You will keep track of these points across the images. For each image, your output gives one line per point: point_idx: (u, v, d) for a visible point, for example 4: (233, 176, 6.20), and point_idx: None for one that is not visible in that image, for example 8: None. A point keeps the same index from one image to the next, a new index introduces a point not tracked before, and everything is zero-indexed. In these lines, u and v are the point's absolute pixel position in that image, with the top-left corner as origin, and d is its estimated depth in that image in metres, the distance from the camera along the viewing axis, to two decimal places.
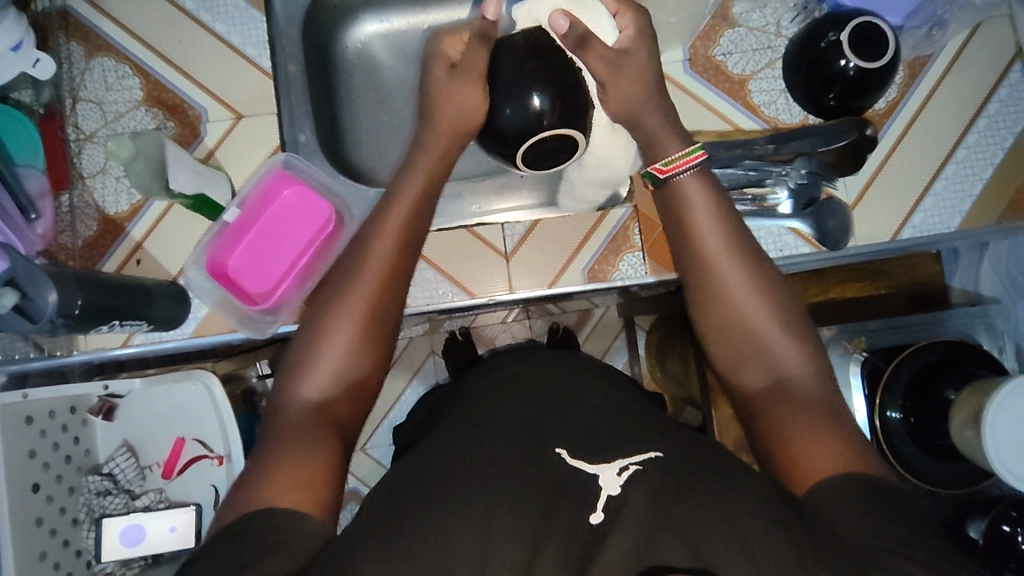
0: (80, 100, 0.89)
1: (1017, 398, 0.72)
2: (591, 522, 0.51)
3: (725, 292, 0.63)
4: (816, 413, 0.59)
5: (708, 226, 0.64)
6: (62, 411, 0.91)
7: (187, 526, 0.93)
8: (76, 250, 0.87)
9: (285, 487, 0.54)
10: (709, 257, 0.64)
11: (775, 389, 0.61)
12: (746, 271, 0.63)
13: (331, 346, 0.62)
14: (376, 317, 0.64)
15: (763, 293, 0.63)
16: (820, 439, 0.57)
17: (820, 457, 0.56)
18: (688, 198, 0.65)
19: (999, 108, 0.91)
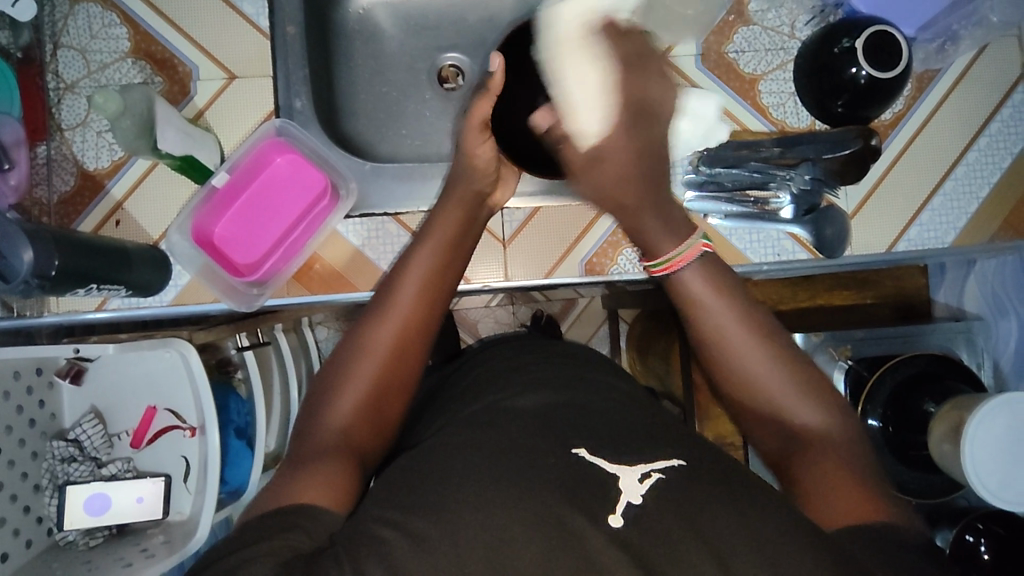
0: (61, 46, 0.83)
1: (997, 417, 0.73)
2: (611, 526, 0.48)
3: (742, 367, 0.66)
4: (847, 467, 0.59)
5: (715, 304, 0.67)
6: (27, 372, 0.86)
7: (155, 498, 0.90)
8: (52, 206, 0.82)
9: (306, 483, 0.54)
10: (723, 336, 0.66)
11: (786, 436, 0.64)
12: (756, 335, 0.66)
13: (366, 353, 0.64)
14: (414, 328, 0.66)
15: (780, 361, 0.65)
16: (850, 488, 0.56)
17: (839, 500, 0.55)
18: (697, 289, 0.68)
19: (1000, 128, 0.92)
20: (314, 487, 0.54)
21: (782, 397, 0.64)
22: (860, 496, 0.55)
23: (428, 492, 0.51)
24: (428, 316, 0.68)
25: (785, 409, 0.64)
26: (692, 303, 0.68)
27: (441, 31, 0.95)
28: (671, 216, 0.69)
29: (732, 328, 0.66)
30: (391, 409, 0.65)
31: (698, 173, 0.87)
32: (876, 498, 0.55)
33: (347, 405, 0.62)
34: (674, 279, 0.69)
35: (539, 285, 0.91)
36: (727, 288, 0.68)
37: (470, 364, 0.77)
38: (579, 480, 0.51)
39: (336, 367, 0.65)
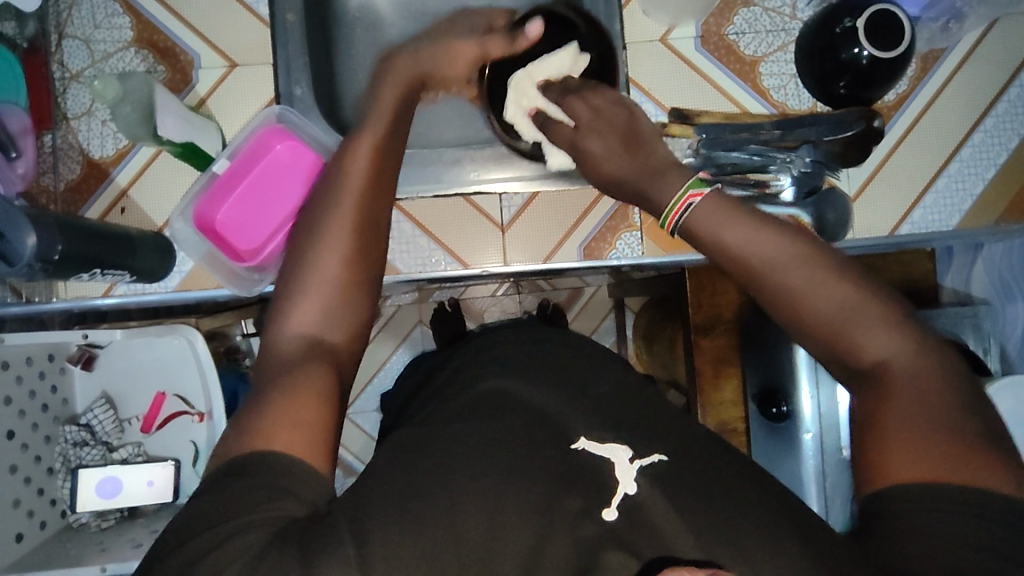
0: (66, 36, 0.84)
1: (1003, 397, 0.69)
2: (606, 518, 0.51)
3: (787, 299, 0.54)
4: (928, 404, 0.47)
5: (741, 234, 0.57)
6: (40, 357, 0.86)
7: (165, 480, 0.91)
8: (58, 194, 0.84)
9: (290, 428, 0.49)
10: (766, 272, 0.55)
11: (860, 378, 0.51)
12: (797, 255, 0.55)
13: (319, 270, 0.56)
14: (362, 223, 0.58)
15: (838, 283, 0.53)
16: (926, 426, 0.46)
17: (912, 459, 0.45)
18: (712, 227, 0.58)
19: (1007, 108, 0.90)
20: (283, 429, 0.48)
21: (847, 326, 0.52)
22: (954, 463, 0.44)
23: (430, 469, 0.52)
24: (376, 206, 0.60)
25: (850, 337, 0.52)
26: (712, 236, 0.58)
27: (440, 18, 0.95)
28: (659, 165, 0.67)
29: (765, 259, 0.55)
30: (344, 349, 0.56)
31: (697, 156, 0.86)
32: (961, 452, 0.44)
33: (310, 381, 0.52)
34: (689, 222, 0.60)
35: (538, 270, 0.92)
36: (755, 217, 0.58)
37: (466, 347, 0.76)
38: (576, 470, 0.54)
39: (267, 351, 0.54)
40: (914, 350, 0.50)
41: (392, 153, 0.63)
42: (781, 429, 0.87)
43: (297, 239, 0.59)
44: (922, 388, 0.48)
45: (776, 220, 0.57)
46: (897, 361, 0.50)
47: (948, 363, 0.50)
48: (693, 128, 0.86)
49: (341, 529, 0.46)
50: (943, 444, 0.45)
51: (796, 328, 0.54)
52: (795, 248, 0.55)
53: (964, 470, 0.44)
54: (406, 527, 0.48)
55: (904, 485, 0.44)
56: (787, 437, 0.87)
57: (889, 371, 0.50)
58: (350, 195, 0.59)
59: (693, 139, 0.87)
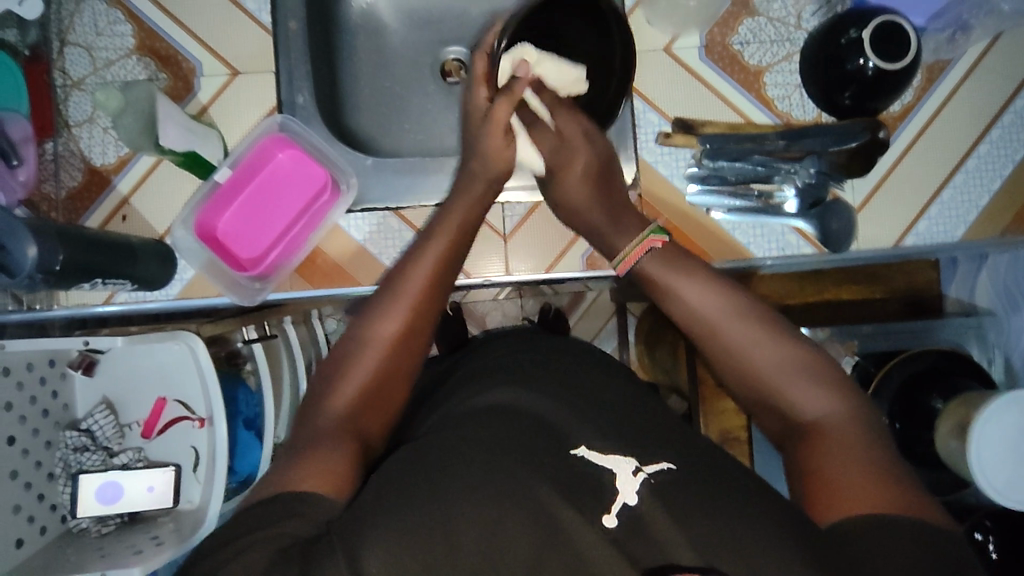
0: (68, 44, 0.84)
1: (1008, 411, 0.68)
2: (607, 526, 0.49)
3: (728, 349, 0.61)
4: (858, 453, 0.53)
5: (692, 288, 0.64)
6: (40, 363, 0.86)
7: (165, 487, 0.90)
8: (59, 201, 0.83)
9: (311, 467, 0.54)
10: (713, 323, 0.62)
11: (793, 427, 0.57)
12: (739, 311, 0.62)
13: (378, 329, 0.63)
14: (424, 308, 0.65)
15: (774, 338, 0.61)
16: (860, 469, 0.51)
17: (858, 491, 0.50)
18: (663, 279, 0.66)
19: (1013, 119, 0.90)
20: (310, 473, 0.53)
21: (781, 377, 0.59)
22: (887, 495, 0.49)
23: (428, 483, 0.51)
24: (435, 296, 0.65)
25: (783, 390, 0.58)
26: (663, 287, 0.66)
27: (443, 26, 0.94)
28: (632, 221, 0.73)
29: (710, 310, 0.63)
30: (370, 415, 0.61)
31: (701, 167, 0.87)
32: (892, 489, 0.50)
33: (351, 391, 0.60)
34: (644, 272, 0.68)
35: (541, 279, 0.91)
36: (703, 273, 0.66)
37: (468, 356, 0.76)
38: (578, 479, 0.52)
39: (346, 350, 0.63)
40: (843, 408, 0.56)
41: (461, 248, 0.70)
42: None
43: (364, 313, 0.66)
44: (852, 439, 0.54)
45: (722, 279, 0.65)
46: (827, 414, 0.56)
47: (873, 423, 0.56)
48: (697, 138, 0.87)
49: (337, 550, 0.46)
50: (891, 486, 0.50)
51: (737, 376, 0.61)
52: (736, 304, 0.63)
53: (899, 501, 0.49)
54: (406, 542, 0.47)
55: (854, 513, 0.49)
56: None
57: (821, 423, 0.56)
58: (414, 286, 0.65)
59: (696, 150, 0.88)
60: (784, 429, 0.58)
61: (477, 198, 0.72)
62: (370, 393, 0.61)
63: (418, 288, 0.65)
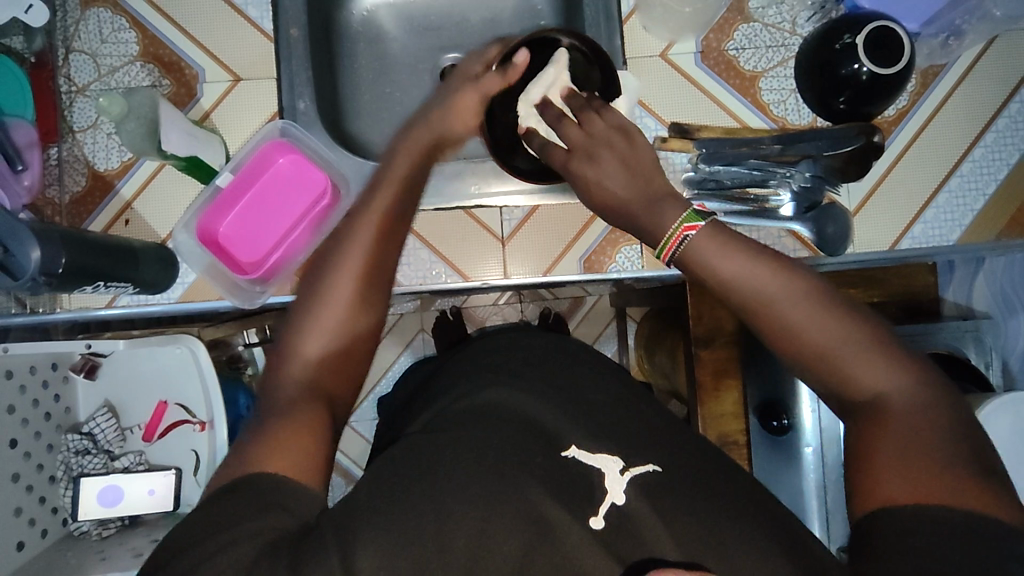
0: (72, 50, 0.86)
1: (1005, 414, 0.69)
2: (592, 527, 0.51)
3: (786, 333, 0.56)
4: (933, 438, 0.49)
5: (742, 267, 0.58)
6: (43, 366, 0.87)
7: (165, 490, 0.92)
8: (63, 206, 0.85)
9: (274, 447, 0.52)
10: (770, 305, 0.57)
11: (867, 413, 0.53)
12: (798, 289, 0.56)
13: (313, 326, 0.59)
14: (366, 281, 0.60)
15: (836, 317, 0.55)
16: (930, 463, 0.48)
17: (908, 486, 0.47)
18: (713, 259, 0.58)
19: (1008, 123, 0.90)
20: (276, 457, 0.51)
21: (848, 355, 0.54)
22: (940, 487, 0.46)
23: (426, 481, 0.51)
24: (380, 268, 0.61)
25: (852, 370, 0.54)
26: (710, 269, 0.59)
27: (443, 33, 0.96)
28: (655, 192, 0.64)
29: (765, 293, 0.57)
30: (335, 377, 0.59)
31: (697, 171, 0.88)
32: (949, 479, 0.47)
33: (299, 375, 0.58)
34: (688, 251, 0.60)
35: (538, 282, 0.92)
36: (756, 249, 0.59)
37: (461, 355, 0.76)
38: (571, 480, 0.54)
39: (285, 340, 0.60)
40: (912, 386, 0.53)
41: (411, 201, 0.64)
42: (780, 445, 0.89)
43: (302, 294, 0.62)
44: (934, 421, 0.51)
45: (772, 252, 0.59)
46: (898, 398, 0.52)
47: (948, 397, 0.52)
48: (693, 143, 0.87)
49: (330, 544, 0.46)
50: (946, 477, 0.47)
51: (800, 361, 0.56)
52: (795, 281, 0.57)
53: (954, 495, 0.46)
54: (402, 539, 0.48)
55: (899, 505, 0.47)
56: (788, 451, 0.88)
57: (888, 407, 0.52)
58: (354, 262, 0.60)
59: (693, 154, 0.88)
60: (852, 412, 0.55)
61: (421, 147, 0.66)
62: (319, 376, 0.59)
63: (359, 263, 0.60)
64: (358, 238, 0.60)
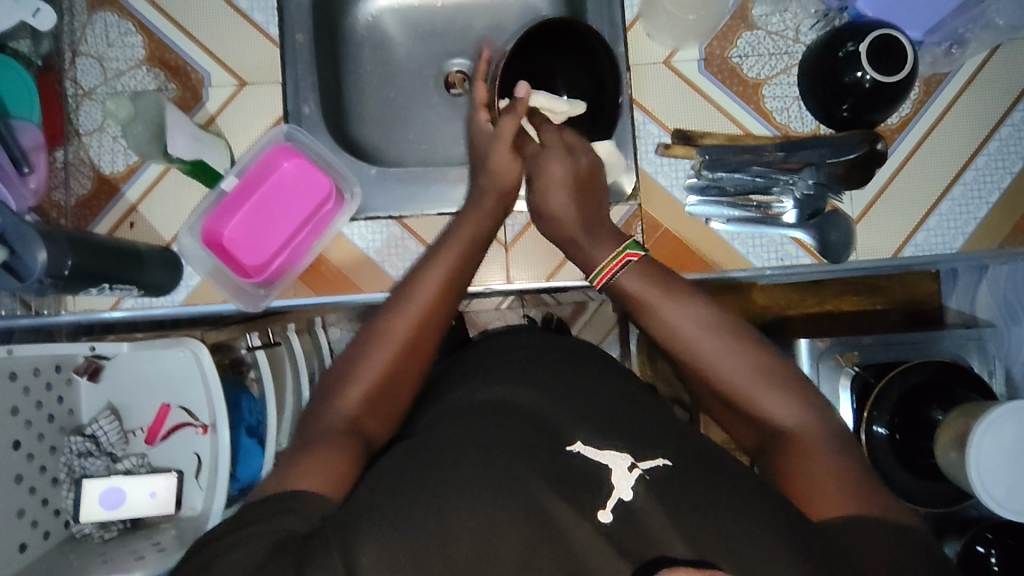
0: (80, 54, 0.86)
1: (1006, 423, 0.68)
2: (601, 521, 0.51)
3: (701, 364, 0.65)
4: (829, 461, 0.58)
5: (669, 305, 0.67)
6: (47, 368, 0.87)
7: (167, 492, 0.91)
8: (69, 209, 0.85)
9: (310, 468, 0.55)
10: (690, 340, 0.66)
11: (769, 438, 0.63)
12: (715, 327, 0.65)
13: (393, 326, 0.64)
14: (433, 314, 0.66)
15: (745, 353, 0.64)
16: (831, 479, 0.57)
17: (830, 498, 0.55)
18: (641, 295, 0.68)
19: (1011, 132, 0.90)
20: (310, 474, 0.54)
21: (753, 386, 0.63)
22: (851, 495, 0.55)
23: (428, 482, 0.51)
24: (445, 305, 0.67)
25: (757, 398, 0.63)
26: (640, 305, 0.68)
27: (447, 39, 0.96)
28: (601, 234, 0.73)
29: (686, 329, 0.66)
30: (376, 422, 0.62)
31: (700, 178, 0.88)
32: (856, 490, 0.56)
33: (358, 390, 0.62)
34: (624, 290, 0.69)
35: (541, 287, 0.92)
36: (679, 289, 0.68)
37: (467, 355, 0.76)
38: (578, 477, 0.53)
39: (356, 349, 0.64)
40: (809, 416, 0.62)
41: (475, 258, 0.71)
42: None
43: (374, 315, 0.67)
44: (828, 445, 0.60)
45: (695, 293, 0.68)
46: (798, 424, 0.62)
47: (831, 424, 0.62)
48: (697, 150, 0.88)
49: (330, 543, 0.47)
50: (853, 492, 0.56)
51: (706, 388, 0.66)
52: (711, 320, 0.66)
53: (867, 504, 0.54)
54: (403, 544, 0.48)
55: (831, 516, 0.54)
56: None
57: (793, 432, 0.61)
58: (426, 293, 0.66)
59: (695, 161, 0.89)
60: (761, 438, 0.64)
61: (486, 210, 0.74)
62: (378, 393, 0.62)
63: (431, 295, 0.66)
64: (429, 279, 0.67)
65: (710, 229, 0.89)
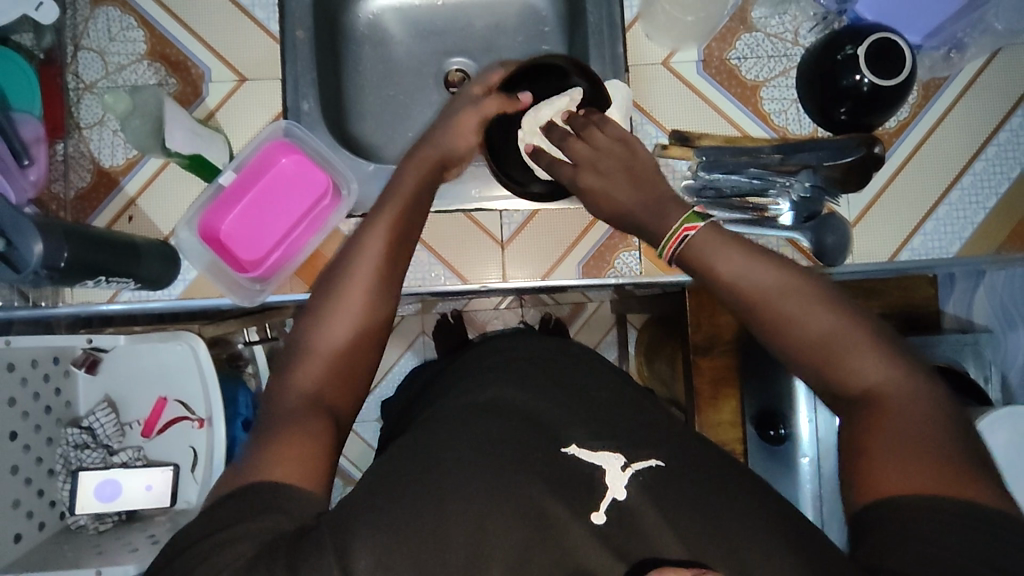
0: (81, 48, 0.87)
1: (998, 429, 0.68)
2: (595, 522, 0.51)
3: (778, 329, 0.56)
4: (924, 430, 0.49)
5: (741, 265, 0.58)
6: (45, 360, 0.88)
7: (163, 486, 0.91)
8: (68, 201, 0.86)
9: (282, 461, 0.52)
10: (760, 302, 0.57)
11: (855, 408, 0.53)
12: (796, 288, 0.56)
13: (337, 314, 0.60)
14: (381, 285, 0.63)
15: (828, 312, 0.55)
16: (921, 452, 0.48)
17: (903, 477, 0.47)
18: (707, 256, 0.59)
19: (1009, 137, 0.90)
20: (283, 464, 0.52)
21: (839, 349, 0.54)
22: (931, 475, 0.46)
23: (421, 480, 0.52)
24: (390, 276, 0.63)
25: (842, 362, 0.54)
26: (708, 267, 0.59)
27: (447, 37, 0.96)
28: (661, 193, 0.64)
29: (761, 291, 0.57)
30: (337, 392, 0.59)
31: (697, 179, 0.87)
32: (948, 468, 0.47)
33: (310, 377, 0.58)
34: (690, 252, 0.60)
35: (538, 286, 0.93)
36: (751, 247, 0.59)
37: (460, 359, 0.76)
38: (569, 476, 0.53)
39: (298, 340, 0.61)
40: (901, 375, 0.52)
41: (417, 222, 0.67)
42: (777, 454, 0.89)
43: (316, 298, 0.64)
44: (923, 410, 0.50)
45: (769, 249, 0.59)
46: (887, 387, 0.52)
47: (937, 392, 0.52)
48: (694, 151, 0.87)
49: (327, 547, 0.46)
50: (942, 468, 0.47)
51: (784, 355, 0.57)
52: (791, 280, 0.56)
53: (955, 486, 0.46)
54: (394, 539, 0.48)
55: (900, 497, 0.46)
56: (784, 459, 0.89)
57: (879, 396, 0.52)
58: (366, 268, 0.62)
59: (693, 162, 0.88)
60: (842, 406, 0.55)
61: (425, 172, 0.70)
62: (331, 380, 0.59)
63: (369, 270, 0.62)
64: (369, 250, 0.63)
65: None
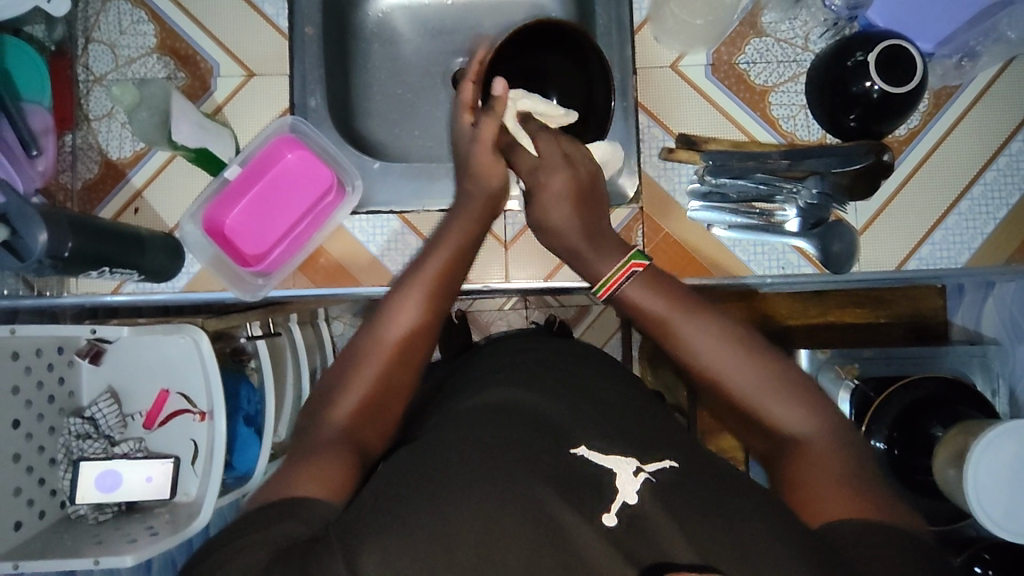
0: (92, 41, 0.87)
1: (1008, 441, 0.67)
2: (605, 524, 0.49)
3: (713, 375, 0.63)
4: (841, 468, 0.57)
5: (679, 317, 0.65)
6: (49, 349, 0.88)
7: (163, 478, 0.91)
8: (75, 192, 0.86)
9: (306, 478, 0.54)
10: (700, 351, 0.64)
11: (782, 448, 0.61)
12: (728, 338, 0.64)
13: (390, 330, 0.64)
14: (434, 309, 0.67)
15: (753, 362, 0.63)
16: (843, 485, 0.55)
17: (841, 505, 0.53)
18: (648, 307, 0.66)
19: (1021, 148, 0.89)
20: (312, 478, 0.54)
21: (765, 398, 0.62)
22: (862, 503, 0.53)
23: (419, 481, 0.51)
24: (445, 297, 0.68)
25: (770, 409, 0.62)
26: (649, 315, 0.66)
27: (456, 36, 0.96)
28: (605, 242, 0.70)
29: (697, 340, 0.64)
30: (371, 433, 0.62)
31: (703, 183, 0.87)
32: (878, 500, 0.53)
33: (355, 397, 0.62)
34: (632, 301, 0.67)
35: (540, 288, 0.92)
36: (687, 300, 0.66)
37: (471, 360, 0.76)
38: (577, 478, 0.52)
39: (352, 354, 0.65)
40: (817, 422, 0.61)
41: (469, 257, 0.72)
42: None
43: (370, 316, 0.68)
44: (841, 452, 0.58)
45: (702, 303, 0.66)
46: (810, 434, 0.60)
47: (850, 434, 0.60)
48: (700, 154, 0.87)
49: (328, 546, 0.48)
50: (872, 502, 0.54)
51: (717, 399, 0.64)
52: (726, 331, 0.64)
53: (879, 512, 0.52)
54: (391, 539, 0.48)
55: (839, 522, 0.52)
56: None
57: (804, 441, 0.60)
58: (423, 289, 0.66)
59: (699, 166, 0.88)
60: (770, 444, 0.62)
61: (480, 210, 0.73)
62: (373, 406, 0.63)
63: (424, 301, 0.66)
64: (425, 278, 0.67)
65: (710, 235, 0.89)
